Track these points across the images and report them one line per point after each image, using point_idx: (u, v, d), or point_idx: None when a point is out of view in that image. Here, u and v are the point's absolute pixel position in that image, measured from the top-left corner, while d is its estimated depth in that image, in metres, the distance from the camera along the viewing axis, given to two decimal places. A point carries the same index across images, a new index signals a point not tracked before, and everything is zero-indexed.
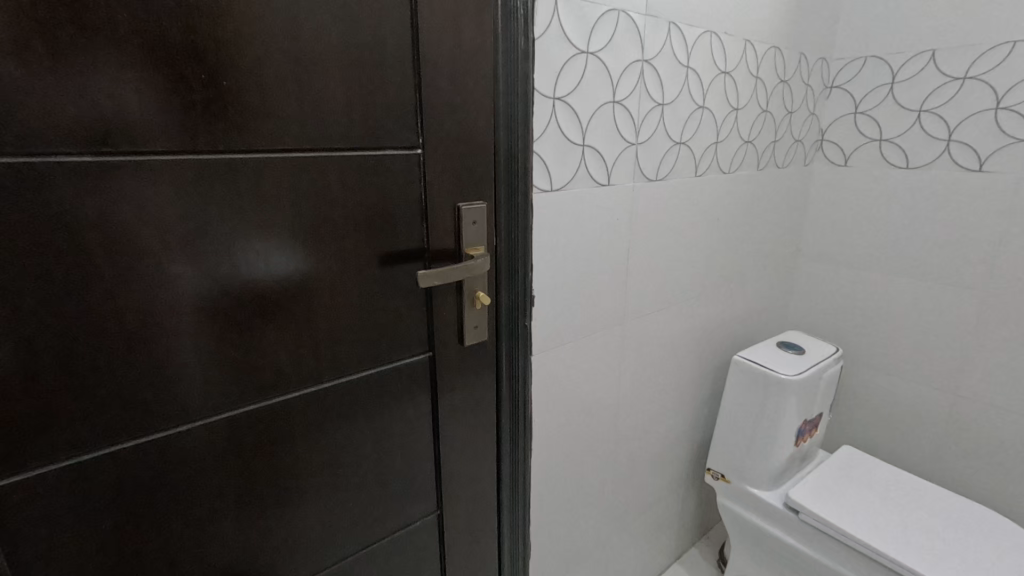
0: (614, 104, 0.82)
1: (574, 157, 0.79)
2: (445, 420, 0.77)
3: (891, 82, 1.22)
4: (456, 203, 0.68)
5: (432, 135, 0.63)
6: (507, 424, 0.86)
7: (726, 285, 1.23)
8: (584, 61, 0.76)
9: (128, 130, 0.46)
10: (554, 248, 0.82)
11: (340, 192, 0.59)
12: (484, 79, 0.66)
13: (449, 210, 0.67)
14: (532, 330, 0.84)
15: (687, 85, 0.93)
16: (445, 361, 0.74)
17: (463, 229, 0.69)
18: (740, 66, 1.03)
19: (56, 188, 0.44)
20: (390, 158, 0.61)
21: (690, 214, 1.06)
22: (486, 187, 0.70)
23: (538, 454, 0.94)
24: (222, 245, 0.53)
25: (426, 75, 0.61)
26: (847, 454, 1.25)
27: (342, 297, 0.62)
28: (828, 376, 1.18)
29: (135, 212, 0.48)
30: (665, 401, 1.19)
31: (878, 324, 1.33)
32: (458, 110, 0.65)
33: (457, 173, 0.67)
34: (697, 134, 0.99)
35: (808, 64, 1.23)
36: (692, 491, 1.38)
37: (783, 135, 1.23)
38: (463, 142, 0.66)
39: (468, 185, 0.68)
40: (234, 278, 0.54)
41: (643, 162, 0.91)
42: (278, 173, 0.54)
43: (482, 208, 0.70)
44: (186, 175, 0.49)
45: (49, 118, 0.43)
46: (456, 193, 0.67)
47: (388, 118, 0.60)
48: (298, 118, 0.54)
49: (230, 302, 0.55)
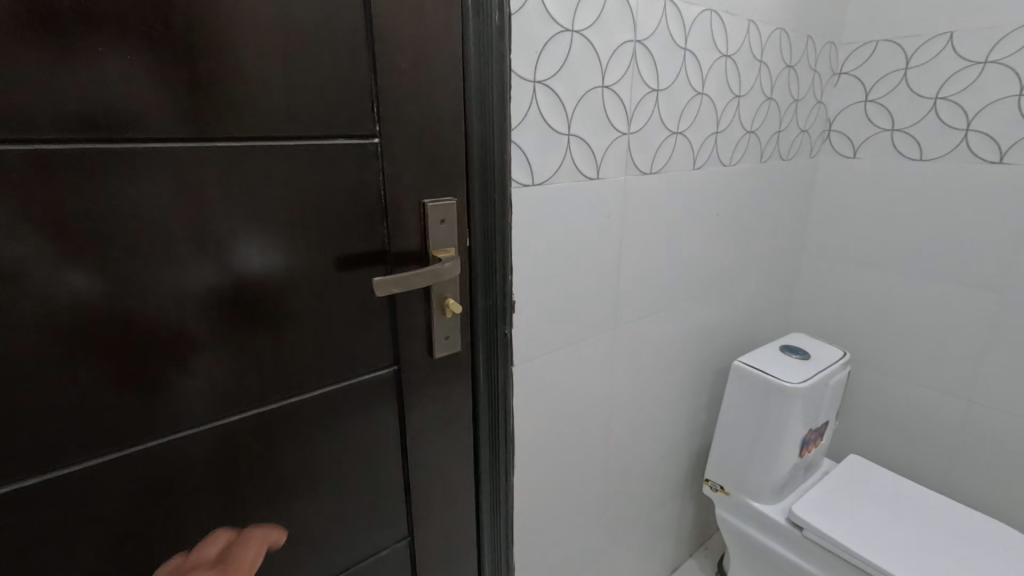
0: (604, 89, 0.74)
1: (558, 147, 0.72)
2: (414, 439, 0.70)
3: (905, 67, 1.14)
4: (422, 200, 0.60)
5: (392, 122, 0.56)
6: (486, 440, 0.79)
7: (726, 285, 1.16)
8: (569, 41, 0.68)
9: (134, 115, 0.42)
10: (537, 248, 0.75)
11: (319, 186, 0.53)
12: (453, 58, 0.58)
13: (414, 207, 0.60)
14: (512, 339, 0.76)
15: (685, 69, 0.85)
16: (412, 375, 0.67)
17: (430, 229, 0.62)
18: (743, 49, 0.95)
19: (54, 174, 0.40)
20: (341, 149, 0.53)
21: (688, 210, 0.98)
22: (458, 182, 0.63)
23: (523, 469, 0.87)
24: (225, 242, 0.49)
25: (385, 52, 0.53)
26: (853, 463, 1.18)
27: (290, 307, 0.55)
28: (835, 382, 1.11)
29: (132, 203, 0.44)
30: (661, 408, 1.12)
31: (887, 326, 1.26)
32: (423, 93, 0.57)
33: (422, 166, 0.59)
34: (696, 123, 0.91)
35: (816, 49, 1.15)
36: (689, 501, 1.32)
37: (789, 124, 1.15)
38: (429, 131, 0.59)
39: (436, 179, 0.61)
40: (237, 279, 0.50)
41: (637, 154, 0.83)
42: (275, 165, 0.50)
43: (452, 205, 0.63)
44: (186, 165, 0.45)
45: (52, 100, 0.39)
46: (422, 189, 0.60)
47: (339, 102, 0.52)
48: (232, 99, 0.46)
49: (234, 303, 0.51)
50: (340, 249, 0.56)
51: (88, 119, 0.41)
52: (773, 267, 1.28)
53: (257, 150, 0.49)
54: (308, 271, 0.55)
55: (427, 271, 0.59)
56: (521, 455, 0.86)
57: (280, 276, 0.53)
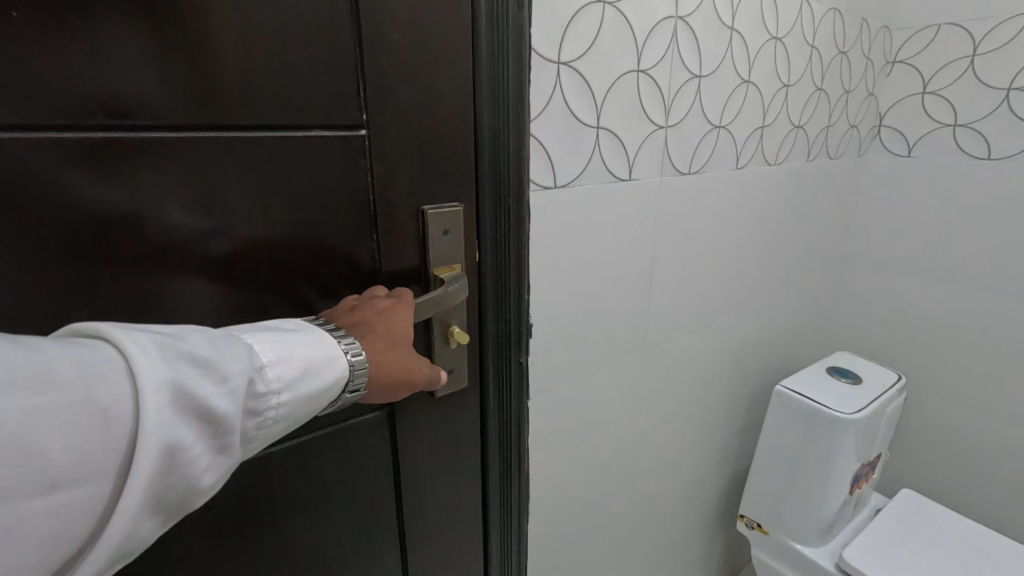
0: (639, 74, 0.63)
1: (585, 143, 0.60)
2: (410, 494, 0.58)
3: (972, 54, 1.01)
4: (422, 207, 0.49)
5: (382, 110, 0.44)
6: (496, 487, 0.67)
7: (765, 298, 1.04)
8: (600, 14, 0.56)
9: (140, 101, 0.34)
10: (558, 262, 0.63)
11: (309, 190, 0.43)
12: (460, 29, 0.47)
13: (410, 215, 0.49)
14: (527, 369, 0.65)
15: (730, 52, 0.73)
16: (408, 417, 0.55)
17: (431, 243, 0.51)
18: (794, 31, 0.83)
19: (37, 171, 0.32)
20: (317, 144, 0.42)
21: (727, 215, 0.86)
22: (463, 185, 0.52)
23: (538, 513, 0.76)
24: (216, 258, 0.40)
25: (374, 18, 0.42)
26: (907, 499, 1.05)
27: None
28: (890, 411, 0.98)
29: (121, 208, 0.35)
30: (691, 435, 1.00)
31: (944, 344, 1.12)
32: (424, 74, 0.46)
33: (422, 166, 0.48)
34: (740, 116, 0.79)
35: (870, 33, 1.02)
36: (719, 535, 1.19)
37: (838, 119, 1.03)
38: (431, 122, 0.47)
39: (439, 182, 0.50)
40: (227, 304, 0.41)
41: (674, 151, 0.71)
42: (262, 162, 0.40)
43: (457, 213, 0.52)
44: (175, 162, 0.36)
45: (44, 79, 0.31)
46: (423, 193, 0.49)
47: (313, 83, 0.41)
48: (172, 76, 0.35)
49: (217, 335, 0.41)
50: (318, 270, 0.45)
51: (90, 103, 0.33)
52: (815, 277, 1.16)
53: (211, 144, 0.37)
54: (278, 299, 0.43)
55: (434, 298, 0.48)
56: (537, 497, 0.75)
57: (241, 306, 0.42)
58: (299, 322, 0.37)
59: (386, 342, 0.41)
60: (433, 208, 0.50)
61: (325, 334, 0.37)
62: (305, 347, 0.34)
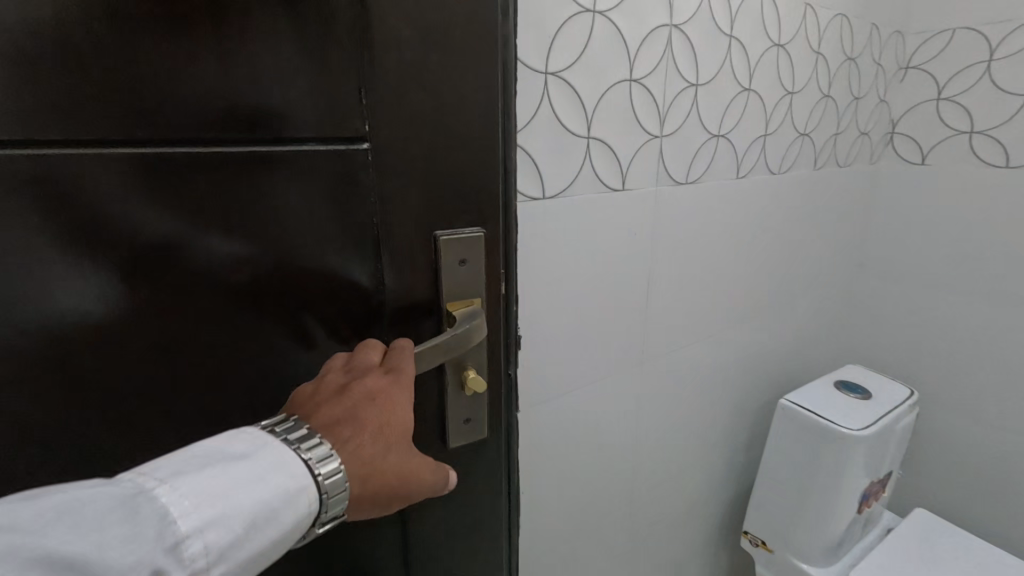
0: (632, 83, 0.62)
1: (576, 153, 0.59)
2: (413, 544, 0.53)
3: (989, 59, 0.97)
4: (432, 231, 0.44)
5: (388, 120, 0.39)
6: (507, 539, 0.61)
7: (772, 310, 1.01)
8: (590, 23, 0.56)
9: (109, 107, 0.30)
10: (547, 272, 0.62)
11: (300, 212, 0.38)
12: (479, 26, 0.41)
13: (419, 241, 0.43)
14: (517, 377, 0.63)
15: (729, 60, 0.72)
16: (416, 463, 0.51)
17: (441, 272, 0.45)
18: (798, 38, 0.81)
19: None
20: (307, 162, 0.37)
21: (729, 225, 0.84)
22: (479, 206, 0.46)
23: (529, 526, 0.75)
24: (190, 287, 0.35)
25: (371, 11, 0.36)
26: (921, 519, 1.01)
27: (244, 383, 0.39)
28: (901, 428, 0.94)
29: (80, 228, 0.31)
30: (694, 449, 0.98)
31: (962, 358, 1.08)
32: (433, 79, 0.40)
33: (431, 185, 0.42)
34: (741, 125, 0.78)
35: (881, 38, 0.99)
36: (724, 551, 1.16)
37: (847, 126, 1.00)
38: (441, 134, 0.41)
39: (451, 202, 0.44)
40: (200, 339, 0.36)
41: (671, 160, 0.70)
42: (245, 179, 0.35)
43: (473, 240, 0.46)
44: (145, 177, 0.32)
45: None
46: (432, 215, 0.43)
47: (303, 89, 0.35)
48: (134, 83, 0.30)
49: (189, 372, 0.36)
50: (315, 302, 0.40)
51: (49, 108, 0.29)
52: (825, 288, 1.13)
53: (183, 162, 0.33)
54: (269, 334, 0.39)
55: (441, 345, 0.44)
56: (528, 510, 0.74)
57: (223, 341, 0.37)
58: (254, 435, 0.32)
59: (372, 442, 0.36)
60: (444, 232, 0.44)
61: (282, 448, 0.32)
62: (251, 488, 0.30)
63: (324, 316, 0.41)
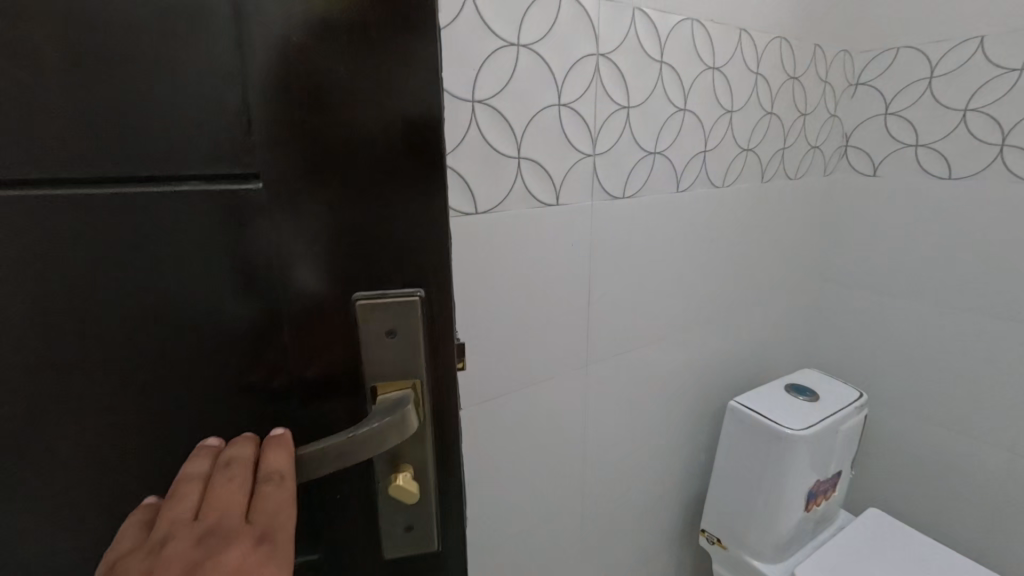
0: (561, 108, 0.68)
1: (507, 172, 0.65)
2: None
3: (929, 76, 1.02)
4: (348, 292, 0.32)
5: (280, 146, 0.28)
6: None
7: (726, 316, 1.05)
8: (515, 56, 0.62)
9: None
10: (485, 282, 0.68)
11: (163, 271, 0.28)
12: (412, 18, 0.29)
13: (328, 302, 0.32)
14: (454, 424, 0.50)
15: (661, 83, 0.78)
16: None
17: (365, 348, 0.33)
18: (733, 60, 0.87)
19: None
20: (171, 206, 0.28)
21: (673, 236, 0.89)
22: (414, 257, 0.33)
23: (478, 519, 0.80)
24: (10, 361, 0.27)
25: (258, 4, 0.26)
26: (873, 519, 1.04)
27: (94, 483, 0.30)
28: (847, 428, 0.99)
29: None
30: (650, 451, 1.02)
31: (915, 363, 1.12)
32: (352, 93, 0.29)
33: (346, 227, 0.31)
34: (677, 142, 0.83)
35: (826, 57, 1.05)
36: (686, 550, 1.20)
37: (795, 140, 1.05)
38: (360, 158, 0.30)
39: (378, 252, 0.32)
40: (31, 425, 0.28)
41: (604, 177, 0.76)
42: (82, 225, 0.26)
43: (402, 300, 0.33)
44: None
45: None
46: (344, 269, 0.31)
47: (165, 113, 0.26)
48: None
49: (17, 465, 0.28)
50: (193, 386, 0.30)
51: None
52: (782, 295, 1.17)
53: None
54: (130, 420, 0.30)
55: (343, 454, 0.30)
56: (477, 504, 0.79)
57: (58, 418, 0.28)
58: None
59: None
60: (365, 293, 0.32)
61: None
62: None
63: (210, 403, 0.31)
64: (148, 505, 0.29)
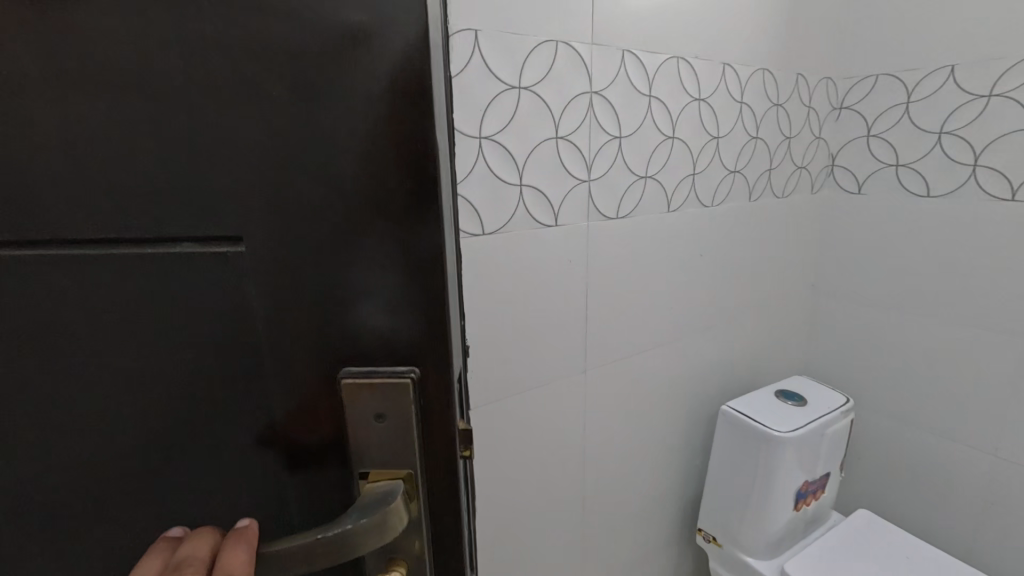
0: (558, 140, 0.76)
1: (510, 197, 0.74)
2: None
3: (906, 101, 1.09)
4: (334, 368, 0.33)
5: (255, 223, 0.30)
6: None
7: (719, 327, 1.12)
8: (516, 97, 0.71)
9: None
10: (491, 295, 0.76)
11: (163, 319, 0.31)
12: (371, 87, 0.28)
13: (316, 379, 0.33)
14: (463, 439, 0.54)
15: (650, 115, 0.86)
16: None
17: (351, 427, 0.34)
18: (718, 92, 0.95)
19: None
20: (175, 264, 0.30)
21: (666, 252, 0.96)
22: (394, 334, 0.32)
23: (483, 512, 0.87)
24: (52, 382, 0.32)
25: (252, 83, 0.27)
26: (863, 519, 1.10)
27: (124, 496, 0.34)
28: (833, 432, 1.05)
29: None
30: (648, 454, 1.08)
31: (902, 370, 1.17)
32: (335, 172, 0.29)
33: (329, 312, 0.32)
34: (667, 167, 0.91)
35: (808, 84, 1.13)
36: (686, 549, 1.26)
37: (781, 162, 1.13)
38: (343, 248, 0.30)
39: (368, 335, 0.32)
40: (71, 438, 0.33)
41: (600, 200, 0.84)
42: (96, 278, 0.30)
43: (387, 385, 0.33)
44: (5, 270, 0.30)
45: None
46: (324, 344, 0.32)
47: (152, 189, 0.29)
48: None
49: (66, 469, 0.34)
50: (201, 426, 0.33)
51: None
52: (774, 306, 1.23)
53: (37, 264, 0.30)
54: (150, 443, 0.33)
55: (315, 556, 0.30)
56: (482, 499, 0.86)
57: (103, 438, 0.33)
58: None
59: None
60: (353, 373, 0.33)
61: None
62: None
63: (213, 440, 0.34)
64: (171, 539, 0.34)
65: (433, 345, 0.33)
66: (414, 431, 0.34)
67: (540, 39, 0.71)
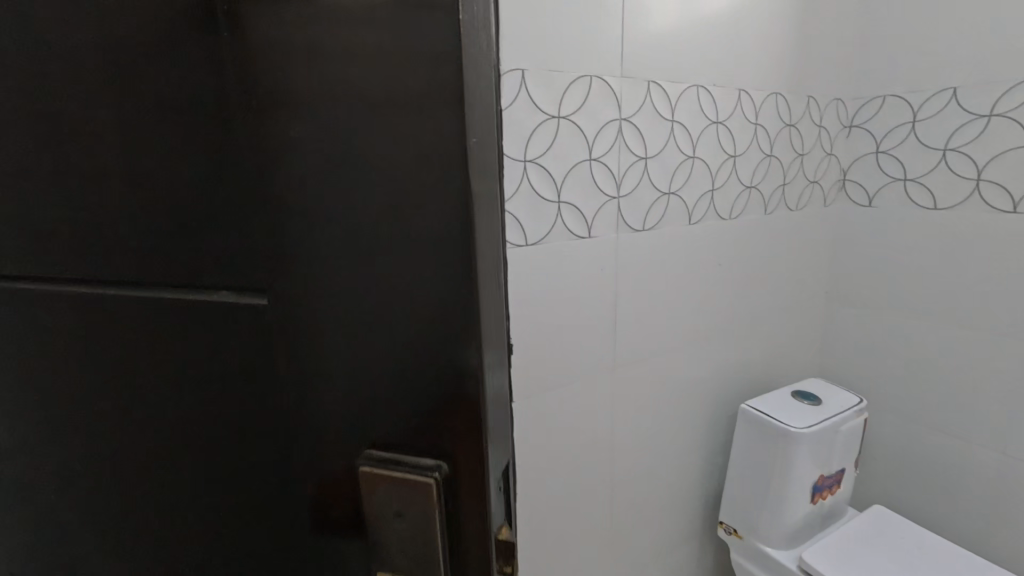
0: (591, 162, 0.86)
1: (549, 213, 0.84)
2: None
3: (912, 120, 1.17)
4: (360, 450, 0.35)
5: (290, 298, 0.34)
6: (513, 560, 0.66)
7: (738, 331, 1.20)
8: (555, 125, 0.81)
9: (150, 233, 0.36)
10: (535, 299, 0.85)
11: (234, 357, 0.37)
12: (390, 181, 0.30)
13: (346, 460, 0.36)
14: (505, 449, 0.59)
15: (673, 138, 0.96)
16: None
17: (377, 516, 0.36)
18: (734, 115, 1.04)
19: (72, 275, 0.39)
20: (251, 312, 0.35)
21: (688, 261, 1.05)
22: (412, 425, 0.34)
23: (531, 505, 0.93)
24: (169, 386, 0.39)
25: (286, 186, 0.31)
26: (877, 513, 1.16)
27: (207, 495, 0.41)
28: (846, 430, 1.12)
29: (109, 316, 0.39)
30: (673, 451, 1.15)
31: (914, 373, 1.24)
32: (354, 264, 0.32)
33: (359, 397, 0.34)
34: (688, 183, 1.01)
35: (819, 106, 1.21)
36: (708, 544, 1.32)
37: (795, 178, 1.21)
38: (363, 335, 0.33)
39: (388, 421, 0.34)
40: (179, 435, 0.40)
41: (627, 214, 0.93)
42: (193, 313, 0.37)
43: (412, 480, 0.34)
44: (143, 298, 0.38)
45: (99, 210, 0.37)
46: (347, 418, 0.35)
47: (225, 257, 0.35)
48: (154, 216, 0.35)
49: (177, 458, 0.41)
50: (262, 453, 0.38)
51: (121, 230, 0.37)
52: (790, 313, 1.31)
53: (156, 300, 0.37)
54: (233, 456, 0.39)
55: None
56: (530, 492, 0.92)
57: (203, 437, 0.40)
58: None
59: None
60: (378, 462, 0.35)
61: None
62: None
63: (283, 465, 0.38)
64: None
65: (461, 446, 0.34)
66: (436, 528, 0.35)
67: (576, 75, 0.81)
